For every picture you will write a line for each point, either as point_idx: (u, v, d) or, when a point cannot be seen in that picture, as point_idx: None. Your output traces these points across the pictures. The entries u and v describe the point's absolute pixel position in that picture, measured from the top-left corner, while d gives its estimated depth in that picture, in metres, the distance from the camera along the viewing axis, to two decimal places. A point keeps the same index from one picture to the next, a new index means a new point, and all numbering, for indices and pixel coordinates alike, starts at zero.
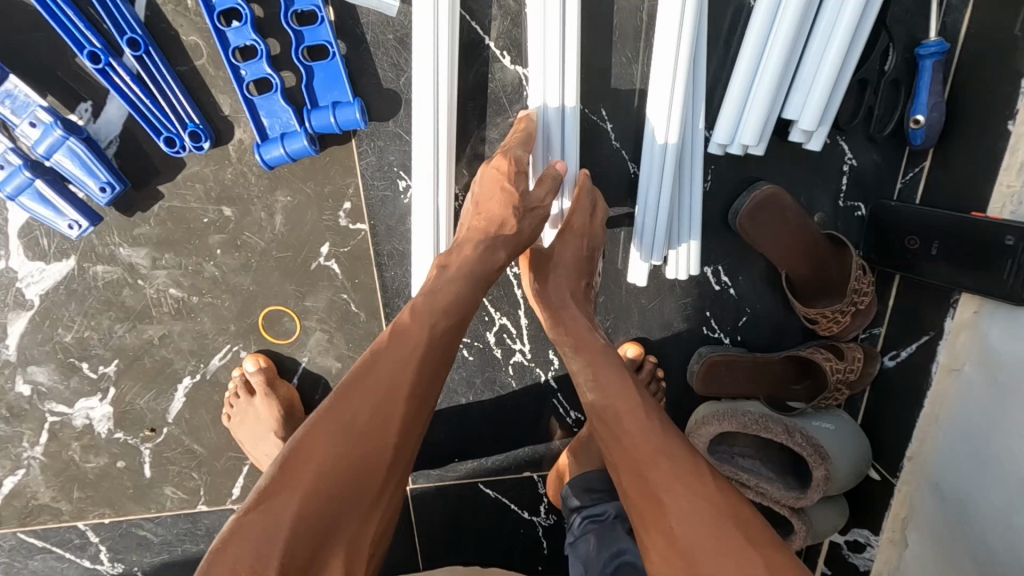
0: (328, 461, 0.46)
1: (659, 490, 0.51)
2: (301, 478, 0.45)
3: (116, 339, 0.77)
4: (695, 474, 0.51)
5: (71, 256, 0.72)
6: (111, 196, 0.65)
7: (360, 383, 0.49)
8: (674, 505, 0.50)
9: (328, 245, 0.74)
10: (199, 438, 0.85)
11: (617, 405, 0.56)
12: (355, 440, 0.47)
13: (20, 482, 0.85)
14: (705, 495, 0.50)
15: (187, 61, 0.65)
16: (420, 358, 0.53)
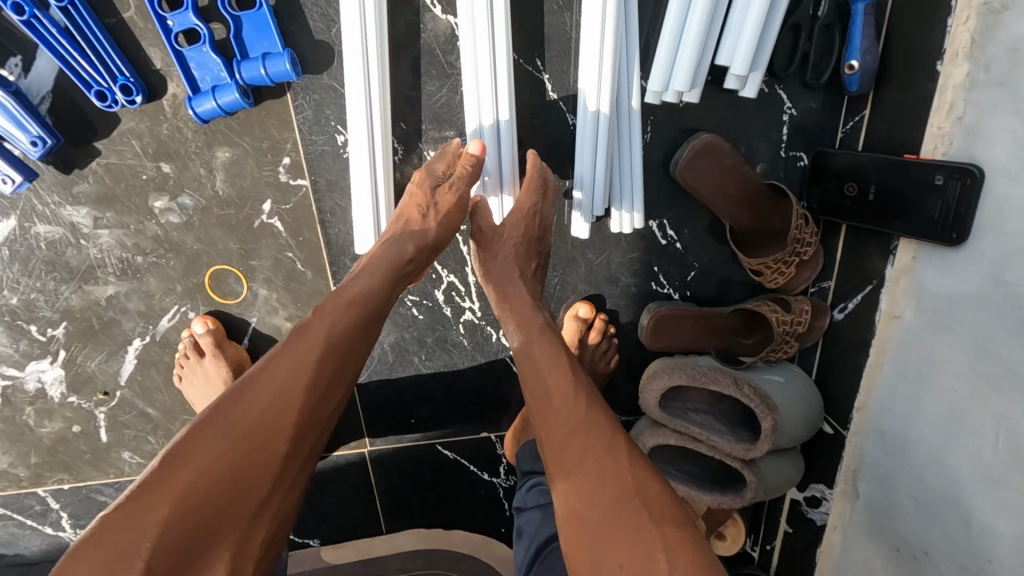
0: (278, 389, 0.52)
1: (574, 458, 0.53)
2: (243, 424, 0.49)
3: (63, 301, 0.77)
4: (605, 437, 0.54)
5: (11, 216, 0.72)
6: (44, 150, 0.65)
7: (313, 326, 0.56)
8: (588, 469, 0.52)
9: (270, 203, 0.75)
10: (153, 401, 0.86)
11: (555, 376, 0.59)
12: (303, 373, 0.53)
13: None
14: (616, 460, 0.52)
15: (115, 14, 0.65)
16: (363, 307, 0.59)
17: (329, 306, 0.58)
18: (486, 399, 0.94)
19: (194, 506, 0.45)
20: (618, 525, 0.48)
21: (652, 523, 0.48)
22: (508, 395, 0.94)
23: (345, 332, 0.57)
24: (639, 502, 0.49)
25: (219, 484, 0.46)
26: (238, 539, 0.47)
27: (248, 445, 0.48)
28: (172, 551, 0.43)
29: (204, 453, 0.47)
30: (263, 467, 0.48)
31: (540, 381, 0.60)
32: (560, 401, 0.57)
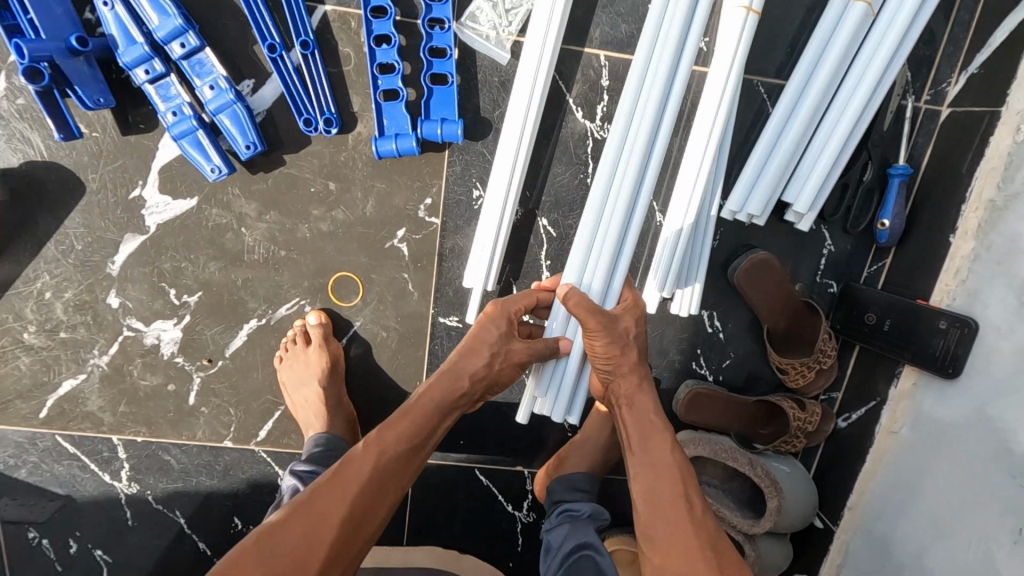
0: (327, 514, 0.65)
1: (648, 479, 0.72)
2: (297, 541, 0.63)
3: (206, 274, 0.90)
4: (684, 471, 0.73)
5: (195, 197, 0.87)
6: (252, 153, 0.80)
7: (358, 461, 0.69)
8: (660, 485, 0.71)
9: (404, 232, 0.90)
10: (246, 377, 0.96)
11: (650, 408, 0.78)
12: (346, 502, 0.66)
13: (77, 387, 0.95)
14: (704, 541, 0.68)
15: (336, 65, 0.83)
16: (413, 438, 0.73)
17: (381, 438, 0.71)
18: (529, 434, 1.06)
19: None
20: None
21: (704, 540, 0.68)
22: (547, 436, 1.06)
23: (385, 461, 0.70)
24: (699, 519, 0.70)
25: None
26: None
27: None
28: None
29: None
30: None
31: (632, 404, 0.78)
32: (651, 439, 0.75)
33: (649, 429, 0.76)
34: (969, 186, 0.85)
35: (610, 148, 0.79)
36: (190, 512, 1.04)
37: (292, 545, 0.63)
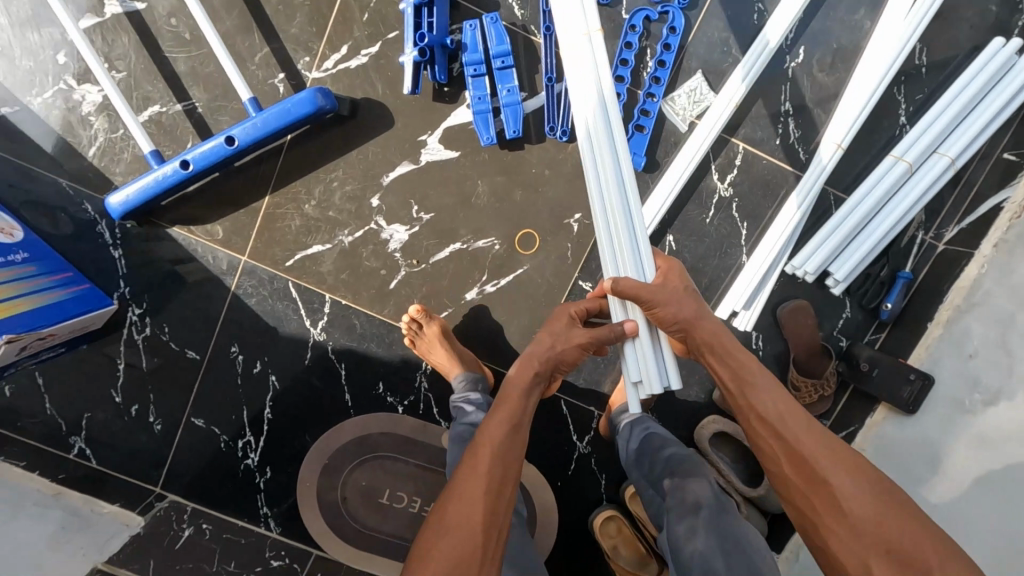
0: (476, 477, 0.94)
1: (767, 400, 0.96)
2: (461, 500, 0.92)
3: (442, 203, 1.32)
4: (785, 395, 0.96)
5: (458, 152, 1.30)
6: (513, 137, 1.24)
7: (484, 444, 0.99)
8: (772, 405, 0.95)
9: (579, 216, 1.33)
10: (435, 281, 1.36)
11: (737, 353, 1.01)
12: (484, 473, 0.95)
13: (321, 252, 1.34)
14: (820, 438, 0.91)
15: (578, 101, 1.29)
16: (511, 414, 1.03)
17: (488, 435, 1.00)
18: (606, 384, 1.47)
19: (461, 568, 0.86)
20: (821, 466, 0.88)
21: (825, 441, 0.91)
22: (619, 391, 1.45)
23: (504, 437, 0.99)
24: (813, 428, 0.92)
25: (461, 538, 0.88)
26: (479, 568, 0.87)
27: (465, 529, 0.89)
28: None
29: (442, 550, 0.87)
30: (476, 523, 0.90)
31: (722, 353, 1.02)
32: (752, 377, 0.99)
33: (730, 368, 1.01)
34: (945, 297, 1.30)
35: (583, 115, 1.11)
36: (352, 368, 1.41)
37: (462, 505, 0.91)
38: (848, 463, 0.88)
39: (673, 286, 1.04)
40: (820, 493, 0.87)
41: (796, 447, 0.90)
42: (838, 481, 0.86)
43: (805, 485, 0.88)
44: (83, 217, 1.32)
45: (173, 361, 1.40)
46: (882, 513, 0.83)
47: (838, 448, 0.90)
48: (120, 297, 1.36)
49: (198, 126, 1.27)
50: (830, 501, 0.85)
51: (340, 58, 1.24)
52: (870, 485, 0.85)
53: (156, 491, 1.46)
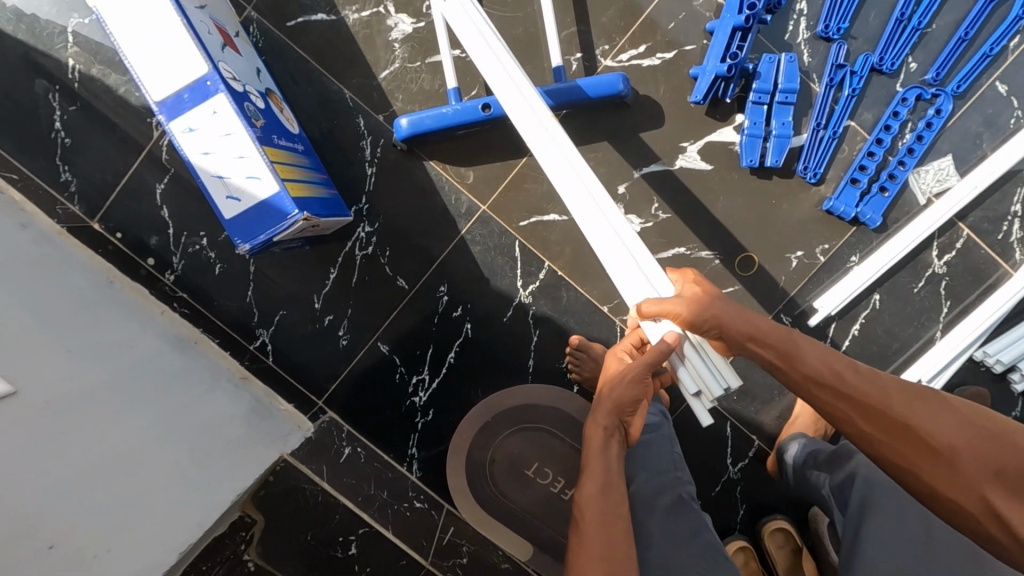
0: (594, 526, 0.96)
1: (816, 365, 0.90)
2: (585, 551, 0.93)
3: (681, 207, 1.40)
4: (836, 357, 0.90)
5: (711, 166, 1.39)
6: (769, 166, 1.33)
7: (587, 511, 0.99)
8: (810, 350, 0.92)
9: (800, 253, 1.41)
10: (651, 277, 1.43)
11: (759, 325, 0.96)
12: (608, 541, 0.94)
13: (555, 221, 1.42)
14: (895, 382, 0.86)
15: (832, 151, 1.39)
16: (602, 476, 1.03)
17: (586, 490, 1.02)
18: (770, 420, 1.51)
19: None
20: (897, 412, 0.83)
21: (894, 381, 0.86)
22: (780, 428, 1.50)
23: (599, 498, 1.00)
24: (877, 378, 0.87)
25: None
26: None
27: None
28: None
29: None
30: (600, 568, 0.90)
31: (760, 335, 0.95)
32: (800, 336, 0.93)
33: (761, 324, 0.96)
34: None
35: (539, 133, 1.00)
36: (544, 336, 1.47)
37: (591, 554, 0.93)
38: (907, 394, 0.84)
39: (699, 295, 0.97)
40: (911, 443, 0.81)
41: (863, 396, 0.85)
42: (916, 419, 0.81)
43: (895, 438, 0.83)
44: (353, 129, 1.39)
45: (382, 283, 1.45)
46: (983, 447, 0.78)
47: (890, 381, 0.86)
48: (357, 211, 1.42)
49: (488, 78, 1.37)
50: (926, 447, 0.80)
51: (636, 54, 1.35)
52: (962, 422, 0.80)
53: (319, 404, 1.48)
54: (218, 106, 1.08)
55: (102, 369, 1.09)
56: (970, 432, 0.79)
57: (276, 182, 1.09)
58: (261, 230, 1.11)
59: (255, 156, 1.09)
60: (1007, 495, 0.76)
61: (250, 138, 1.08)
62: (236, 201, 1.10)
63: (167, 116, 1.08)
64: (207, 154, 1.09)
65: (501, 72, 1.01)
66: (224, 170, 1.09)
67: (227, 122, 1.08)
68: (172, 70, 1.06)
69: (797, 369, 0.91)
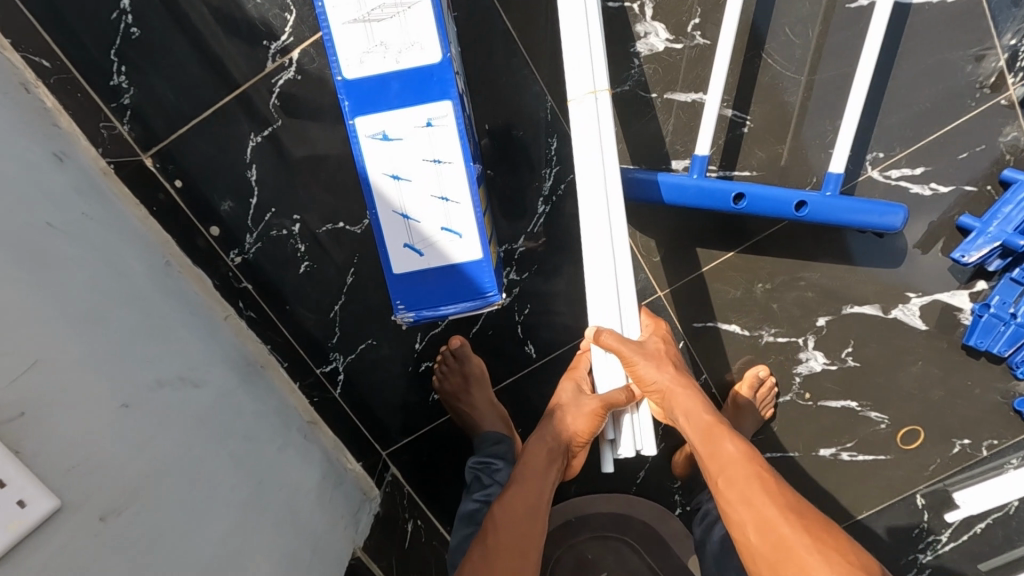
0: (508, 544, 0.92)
1: (728, 458, 0.94)
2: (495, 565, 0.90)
3: (873, 360, 1.19)
4: (747, 458, 0.94)
5: (926, 326, 1.18)
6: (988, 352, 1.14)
7: (502, 526, 0.94)
8: (726, 471, 0.93)
9: (966, 441, 1.25)
10: (806, 421, 1.24)
11: (710, 424, 0.97)
12: (513, 555, 0.91)
13: (732, 333, 1.18)
14: (777, 496, 0.89)
15: None
16: (531, 495, 0.98)
17: (510, 505, 0.97)
18: None
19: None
20: (783, 529, 0.86)
21: (781, 501, 0.89)
22: None
23: (525, 515, 0.96)
24: (756, 481, 0.91)
25: None
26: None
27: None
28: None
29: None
30: None
31: (709, 445, 0.96)
32: (737, 466, 0.93)
33: (699, 422, 0.98)
34: None
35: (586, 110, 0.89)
36: (665, 450, 1.25)
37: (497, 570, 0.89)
38: (805, 528, 0.85)
39: (653, 347, 1.01)
40: (789, 564, 0.83)
41: (766, 518, 0.88)
42: (805, 552, 0.83)
43: (773, 553, 0.85)
44: (537, 149, 1.05)
45: (505, 343, 1.16)
46: (835, 564, 0.81)
47: (780, 495, 0.90)
48: (507, 251, 1.10)
49: (727, 145, 1.06)
50: (800, 566, 0.82)
51: (909, 175, 1.08)
52: (810, 531, 0.85)
53: (383, 456, 1.21)
54: (438, 117, 0.71)
55: (171, 449, 0.74)
56: (837, 564, 0.81)
57: (482, 249, 0.76)
58: (435, 302, 0.79)
59: (467, 205, 0.75)
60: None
61: (469, 179, 0.74)
62: (415, 255, 0.77)
63: (355, 107, 0.71)
64: (399, 179, 0.73)
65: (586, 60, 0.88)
66: (415, 209, 0.75)
67: (443, 145, 0.72)
68: (387, 43, 0.68)
69: (710, 456, 0.95)
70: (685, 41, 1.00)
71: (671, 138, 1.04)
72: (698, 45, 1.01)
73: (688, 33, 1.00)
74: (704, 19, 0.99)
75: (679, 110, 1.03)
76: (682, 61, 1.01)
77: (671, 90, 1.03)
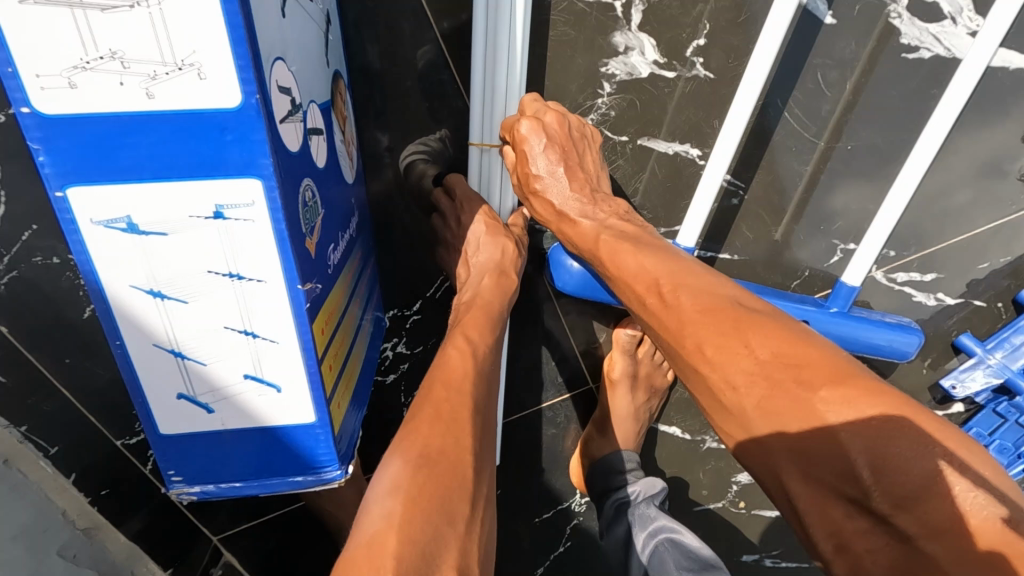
0: (448, 417, 0.49)
1: (641, 274, 0.58)
2: (423, 459, 0.45)
3: None
4: (673, 265, 0.58)
5: None
6: None
7: (456, 363, 0.56)
8: (641, 288, 0.58)
9: None
10: (731, 526, 1.08)
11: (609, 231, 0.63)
12: (458, 383, 0.54)
13: (671, 434, 0.96)
14: (708, 308, 0.52)
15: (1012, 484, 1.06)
16: (490, 323, 0.62)
17: (469, 336, 0.60)
18: None
19: (421, 508, 0.41)
20: (686, 340, 0.52)
21: (715, 319, 0.51)
22: None
23: (488, 354, 0.60)
24: (679, 296, 0.54)
25: (426, 511, 0.41)
26: (466, 525, 0.43)
27: (429, 456, 0.46)
28: (414, 552, 0.38)
29: (395, 492, 0.43)
30: (454, 489, 0.44)
31: (617, 249, 0.61)
32: (649, 282, 0.57)
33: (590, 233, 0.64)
34: None
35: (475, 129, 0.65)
36: (571, 549, 1.05)
37: (431, 465, 0.45)
38: (711, 328, 0.50)
39: (567, 139, 0.64)
40: (704, 391, 0.51)
41: (664, 333, 0.55)
42: (707, 364, 0.50)
43: (685, 375, 0.53)
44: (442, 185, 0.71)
45: (385, 423, 0.88)
46: (755, 368, 0.47)
47: (724, 301, 0.52)
48: (396, 317, 0.81)
49: (713, 216, 0.80)
50: (708, 387, 0.50)
51: (915, 281, 0.87)
52: (760, 345, 0.48)
53: (213, 545, 0.93)
54: (236, 208, 0.39)
55: None
56: (776, 364, 0.46)
57: (317, 412, 0.47)
58: (234, 472, 0.50)
59: (289, 346, 0.44)
60: (802, 473, 0.44)
61: (297, 312, 0.43)
62: (200, 411, 0.46)
63: (65, 168, 0.36)
64: (165, 298, 0.41)
65: (482, 105, 0.64)
66: (197, 346, 0.43)
67: (245, 253, 0.40)
68: (126, 58, 0.34)
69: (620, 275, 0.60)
70: (680, 70, 0.68)
71: (640, 199, 0.76)
72: (695, 78, 0.68)
73: (686, 58, 0.67)
74: (712, 40, 0.66)
75: (657, 164, 0.74)
76: (673, 97, 0.69)
77: (648, 134, 0.72)
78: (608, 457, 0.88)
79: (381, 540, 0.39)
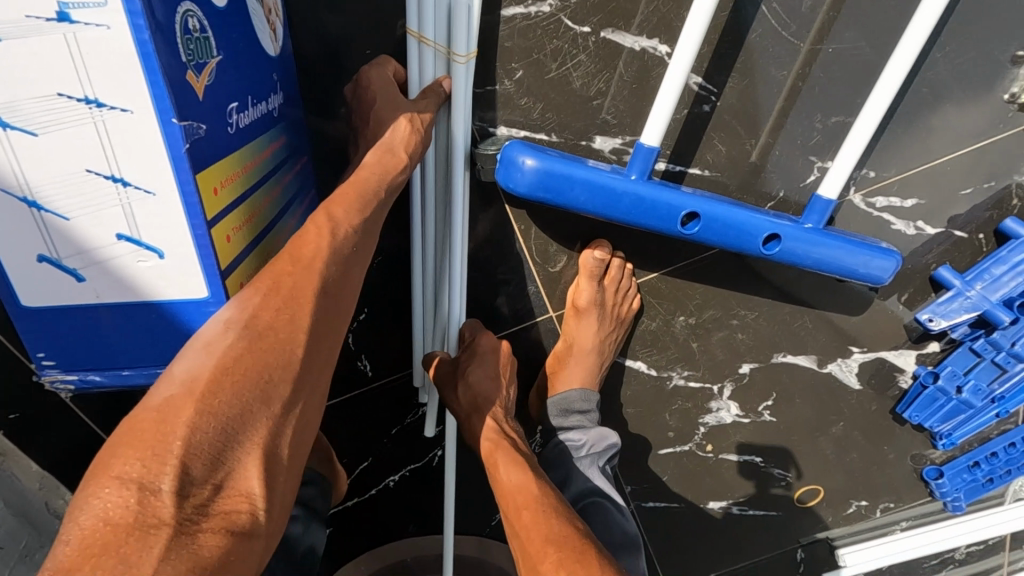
0: (290, 295, 0.43)
1: (521, 487, 0.63)
2: (243, 343, 0.40)
3: (787, 414, 1.00)
4: (547, 494, 0.62)
5: (859, 386, 0.97)
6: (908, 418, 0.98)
7: (309, 238, 0.46)
8: (525, 516, 0.60)
9: (861, 502, 1.11)
10: (695, 468, 1.05)
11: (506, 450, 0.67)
12: (311, 263, 0.45)
13: (636, 370, 0.92)
14: (565, 538, 0.56)
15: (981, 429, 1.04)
16: (363, 203, 0.51)
17: (332, 213, 0.49)
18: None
19: (232, 387, 0.38)
20: (542, 560, 0.56)
21: (569, 545, 0.56)
22: None
23: (351, 237, 0.48)
24: (550, 515, 0.59)
25: (228, 397, 0.38)
26: (283, 407, 0.41)
27: (257, 334, 0.41)
28: (214, 426, 0.37)
29: (206, 362, 0.39)
30: (272, 385, 0.40)
31: (505, 471, 0.65)
32: (527, 501, 0.61)
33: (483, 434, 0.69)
34: None
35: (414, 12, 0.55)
36: None
37: (255, 358, 0.40)
38: (566, 555, 0.55)
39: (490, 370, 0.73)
40: None
41: (527, 549, 0.58)
42: None
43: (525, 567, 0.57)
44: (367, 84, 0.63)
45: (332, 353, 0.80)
46: None
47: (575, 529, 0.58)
48: None
49: (682, 126, 0.73)
50: None
51: (895, 206, 0.82)
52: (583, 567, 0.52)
53: None
54: (87, 8, 0.32)
55: None
56: None
57: (209, 286, 0.41)
58: (117, 356, 0.43)
59: (169, 204, 0.38)
60: None
61: (175, 155, 0.36)
62: (67, 279, 0.39)
63: None
64: (7, 129, 0.34)
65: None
66: (55, 197, 0.36)
67: (103, 73, 0.33)
68: None
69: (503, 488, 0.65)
70: None
71: (605, 101, 0.69)
72: None
73: None
74: None
75: (622, 62, 0.67)
76: None
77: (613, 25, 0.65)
78: (568, 394, 0.83)
79: (177, 408, 0.36)
